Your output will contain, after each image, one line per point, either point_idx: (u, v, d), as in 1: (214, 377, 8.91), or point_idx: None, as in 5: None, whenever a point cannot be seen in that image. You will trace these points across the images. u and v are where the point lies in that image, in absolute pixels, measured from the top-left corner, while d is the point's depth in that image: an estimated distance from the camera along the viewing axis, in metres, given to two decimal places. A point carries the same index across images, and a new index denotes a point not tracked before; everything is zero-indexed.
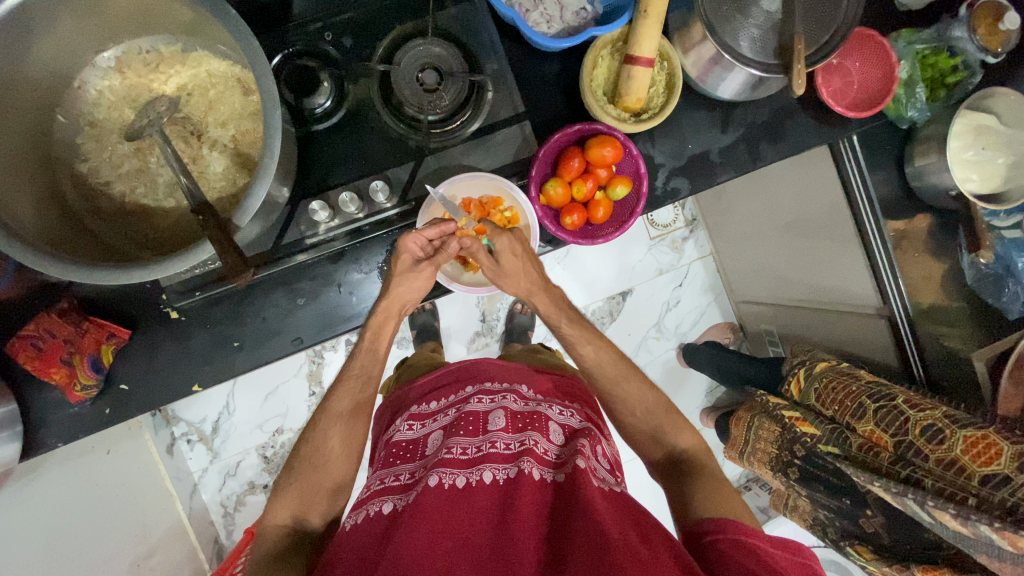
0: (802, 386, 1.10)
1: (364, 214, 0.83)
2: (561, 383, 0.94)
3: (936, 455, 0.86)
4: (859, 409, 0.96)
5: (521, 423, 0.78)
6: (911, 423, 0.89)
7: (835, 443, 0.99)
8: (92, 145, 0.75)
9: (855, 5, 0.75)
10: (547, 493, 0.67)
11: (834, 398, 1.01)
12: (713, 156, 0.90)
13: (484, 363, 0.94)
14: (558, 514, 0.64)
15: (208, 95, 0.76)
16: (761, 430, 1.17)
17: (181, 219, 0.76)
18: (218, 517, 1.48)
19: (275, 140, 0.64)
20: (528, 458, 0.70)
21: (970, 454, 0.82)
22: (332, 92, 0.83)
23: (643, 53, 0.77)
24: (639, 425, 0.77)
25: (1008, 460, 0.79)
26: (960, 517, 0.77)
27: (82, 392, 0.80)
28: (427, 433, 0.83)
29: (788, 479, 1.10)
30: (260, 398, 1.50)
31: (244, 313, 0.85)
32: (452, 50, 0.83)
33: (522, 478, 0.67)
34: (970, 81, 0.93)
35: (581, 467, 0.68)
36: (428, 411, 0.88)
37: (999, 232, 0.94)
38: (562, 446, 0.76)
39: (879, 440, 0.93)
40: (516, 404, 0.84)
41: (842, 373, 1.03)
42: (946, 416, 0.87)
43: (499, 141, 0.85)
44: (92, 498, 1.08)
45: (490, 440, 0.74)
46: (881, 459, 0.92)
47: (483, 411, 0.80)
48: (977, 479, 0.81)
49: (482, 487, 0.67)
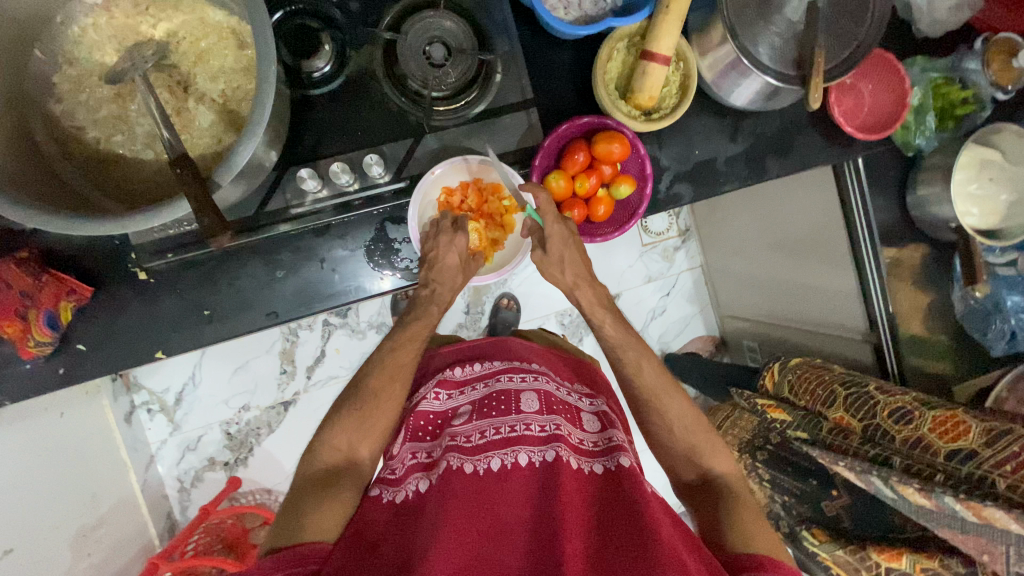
0: (776, 378, 1.07)
1: (356, 186, 0.80)
2: (573, 364, 0.93)
3: (902, 434, 0.85)
4: (831, 397, 0.95)
5: (555, 407, 0.78)
6: (880, 406, 0.88)
7: (803, 429, 0.97)
8: (68, 86, 0.70)
9: (878, 24, 0.73)
10: (585, 480, 0.69)
11: (806, 387, 1.00)
12: (719, 164, 0.88)
13: (514, 339, 0.93)
14: (599, 508, 0.67)
15: (199, 45, 0.71)
16: (738, 420, 1.17)
17: (160, 175, 0.71)
18: (174, 491, 1.43)
19: (268, 97, 0.60)
20: (563, 444, 0.71)
21: (937, 433, 0.82)
22: (333, 57, 0.79)
23: (661, 50, 0.74)
24: (664, 437, 0.76)
25: (978, 436, 0.79)
26: (924, 490, 0.78)
27: (36, 348, 0.75)
28: (457, 405, 0.83)
29: (753, 460, 1.12)
30: (228, 371, 1.45)
31: (218, 280, 0.81)
32: (463, 25, 0.78)
33: (560, 465, 0.68)
34: (980, 114, 0.93)
35: (625, 466, 0.70)
36: (456, 377, 0.86)
37: (995, 268, 0.97)
38: (596, 434, 0.78)
39: (847, 423, 0.92)
40: (550, 386, 0.81)
41: (816, 367, 1.02)
42: (916, 400, 0.86)
43: (505, 125, 0.83)
44: (44, 462, 1.02)
45: (525, 421, 0.74)
46: (850, 443, 0.90)
47: (515, 387, 0.79)
48: (944, 454, 0.80)
49: (517, 471, 0.69)
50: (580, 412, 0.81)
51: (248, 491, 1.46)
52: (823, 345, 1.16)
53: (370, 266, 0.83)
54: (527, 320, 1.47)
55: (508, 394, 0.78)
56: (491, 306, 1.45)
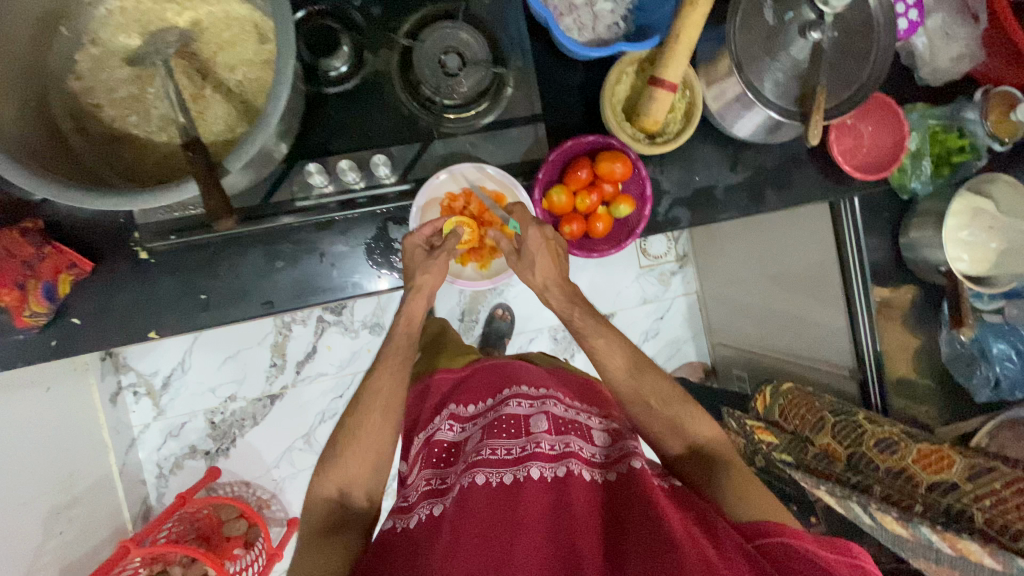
0: (767, 403, 1.09)
1: (362, 185, 0.81)
2: (582, 389, 0.90)
3: (886, 464, 0.86)
4: (819, 423, 0.96)
5: (566, 425, 0.76)
6: (867, 435, 0.88)
7: (790, 452, 0.98)
8: (90, 65, 0.71)
9: (879, 68, 0.76)
10: (598, 492, 0.68)
11: (796, 411, 1.01)
12: (718, 192, 0.90)
13: (524, 367, 0.91)
14: (613, 514, 0.64)
15: (222, 36, 0.73)
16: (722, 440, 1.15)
17: (171, 158, 0.73)
18: (151, 477, 1.42)
19: (284, 91, 0.61)
20: (575, 459, 0.70)
21: (920, 464, 0.83)
22: (349, 58, 0.80)
23: (669, 77, 0.76)
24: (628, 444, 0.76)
25: (960, 470, 0.80)
26: (903, 520, 0.79)
27: (30, 318, 0.75)
28: (469, 436, 0.81)
29: None
30: (218, 360, 1.45)
31: (217, 265, 0.82)
32: (479, 38, 0.80)
33: (572, 479, 0.67)
34: (975, 163, 0.95)
35: (636, 469, 0.67)
36: (469, 413, 0.85)
37: (982, 315, 0.97)
38: (607, 447, 0.75)
39: (834, 451, 0.92)
40: (559, 410, 0.79)
41: (807, 394, 1.03)
42: (902, 430, 0.87)
43: (513, 137, 0.85)
44: (23, 435, 1.02)
45: (535, 440, 0.73)
46: (833, 469, 0.91)
47: (524, 411, 0.78)
48: (925, 486, 0.82)
49: (530, 485, 0.67)
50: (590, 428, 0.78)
51: (227, 483, 1.46)
52: (810, 380, 1.17)
53: (369, 265, 0.84)
54: (520, 332, 1.47)
55: (517, 416, 0.76)
56: (485, 315, 1.46)
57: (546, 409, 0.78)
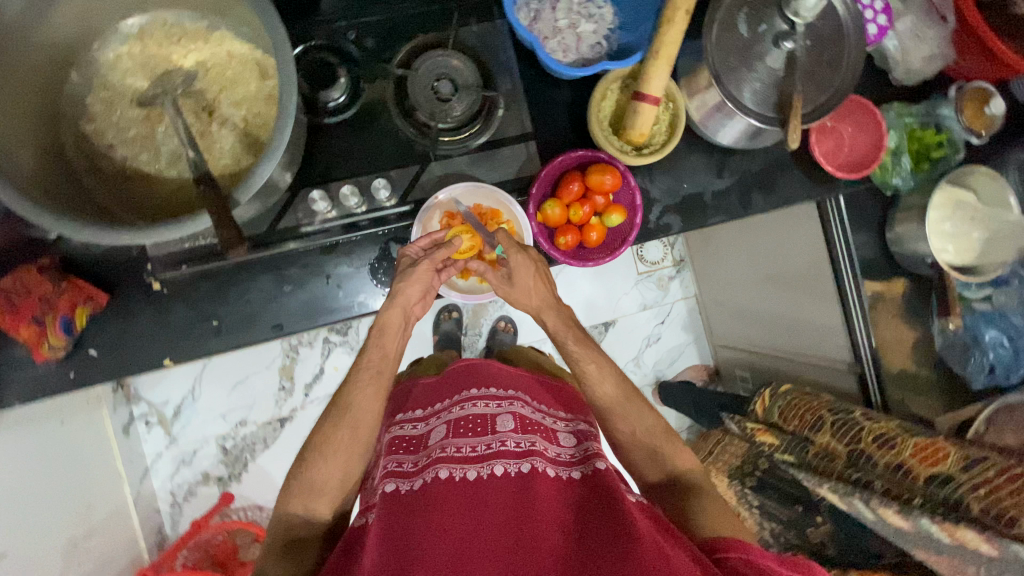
0: (767, 404, 1.07)
1: (363, 209, 0.85)
2: (554, 388, 0.94)
3: (885, 459, 0.83)
4: (817, 422, 0.94)
5: (531, 426, 0.79)
6: (865, 431, 0.87)
7: (790, 452, 0.97)
8: (101, 107, 0.75)
9: (851, 73, 0.79)
10: (564, 488, 0.70)
11: (794, 412, 0.99)
12: (707, 197, 0.93)
13: (494, 367, 0.92)
14: (578, 510, 0.67)
15: (226, 75, 0.77)
16: (729, 447, 1.16)
17: (181, 192, 0.76)
18: (166, 505, 1.44)
19: (287, 125, 0.65)
20: (539, 458, 0.72)
21: (917, 458, 0.80)
22: (347, 89, 0.84)
23: (651, 91, 0.80)
24: (631, 444, 0.77)
25: (955, 461, 0.77)
26: (903, 513, 0.78)
27: (49, 352, 0.79)
28: (432, 428, 0.82)
29: (742, 487, 1.08)
30: (228, 386, 1.47)
31: (227, 292, 0.85)
32: (469, 63, 0.85)
33: (537, 476, 0.69)
34: (955, 158, 0.98)
35: (601, 468, 0.72)
36: (432, 410, 0.87)
37: (971, 304, 0.99)
38: (572, 447, 0.78)
39: (833, 449, 0.91)
40: (525, 409, 0.83)
41: (805, 394, 1.01)
42: (899, 426, 0.85)
43: (506, 155, 0.89)
44: (41, 466, 1.05)
45: (500, 438, 0.74)
46: (835, 467, 0.90)
47: (490, 412, 0.80)
48: (923, 479, 0.79)
49: (496, 481, 0.68)
50: (556, 430, 0.82)
51: (240, 507, 1.47)
52: (811, 376, 1.19)
53: (374, 283, 0.87)
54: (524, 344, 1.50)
55: (482, 417, 0.79)
56: (488, 328, 1.49)
57: (512, 410, 0.81)
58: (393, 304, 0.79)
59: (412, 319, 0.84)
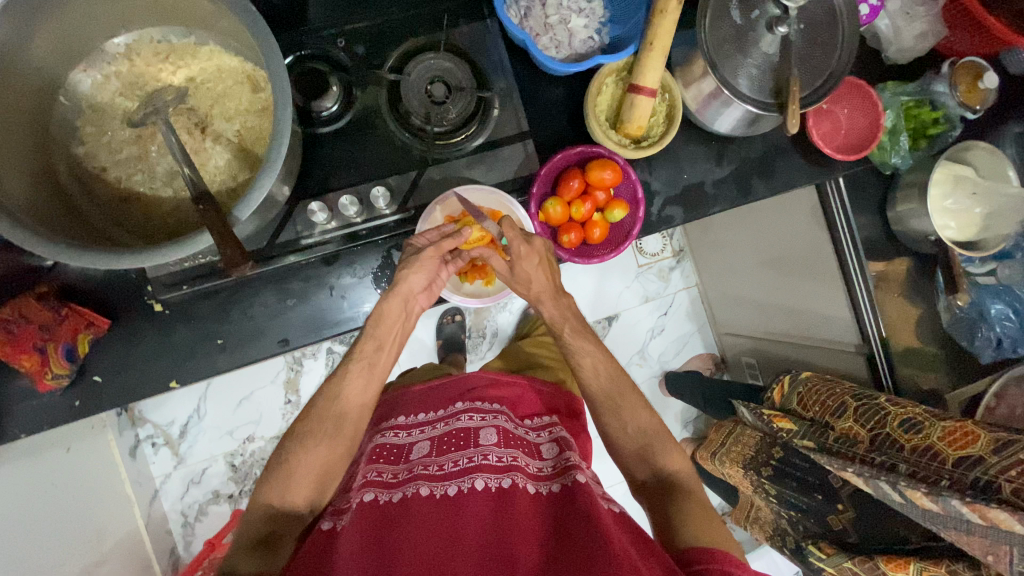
0: (785, 392, 1.05)
1: (362, 218, 0.84)
2: (546, 398, 0.94)
3: (911, 443, 0.82)
4: (840, 407, 0.92)
5: (512, 441, 0.78)
6: (890, 416, 0.85)
7: (810, 438, 0.92)
8: (92, 129, 0.74)
9: (847, 54, 0.79)
10: (541, 503, 0.70)
11: (816, 399, 0.97)
12: (707, 187, 0.93)
13: (479, 380, 0.92)
14: (554, 524, 0.66)
15: (217, 89, 0.75)
16: (740, 439, 1.11)
17: (178, 211, 0.75)
18: (177, 527, 1.42)
19: (285, 137, 0.64)
20: (519, 473, 0.72)
21: (946, 441, 0.79)
22: (340, 97, 0.83)
23: (647, 83, 0.80)
24: (624, 444, 0.76)
25: (984, 444, 0.76)
26: (932, 495, 0.73)
27: (53, 381, 0.77)
28: (415, 441, 0.81)
29: (758, 477, 1.02)
30: (233, 403, 1.46)
31: (231, 310, 0.84)
32: (461, 64, 0.84)
33: (516, 491, 0.69)
34: (951, 133, 0.98)
35: (579, 480, 0.70)
36: (415, 422, 0.86)
37: (976, 278, 0.99)
38: (553, 459, 0.78)
39: (855, 433, 0.88)
40: (508, 425, 0.82)
41: (825, 380, 0.99)
42: (925, 411, 0.84)
43: (504, 156, 0.88)
44: (48, 494, 1.03)
45: (482, 452, 0.74)
46: (857, 450, 0.85)
47: (474, 425, 0.80)
48: (951, 462, 0.77)
49: (474, 495, 0.68)
50: (537, 445, 0.82)
51: None
52: (818, 360, 1.19)
53: (375, 290, 0.86)
54: None
55: (466, 431, 0.79)
56: (492, 330, 1.48)
57: (496, 424, 0.81)
58: (393, 294, 0.78)
59: (409, 318, 0.83)
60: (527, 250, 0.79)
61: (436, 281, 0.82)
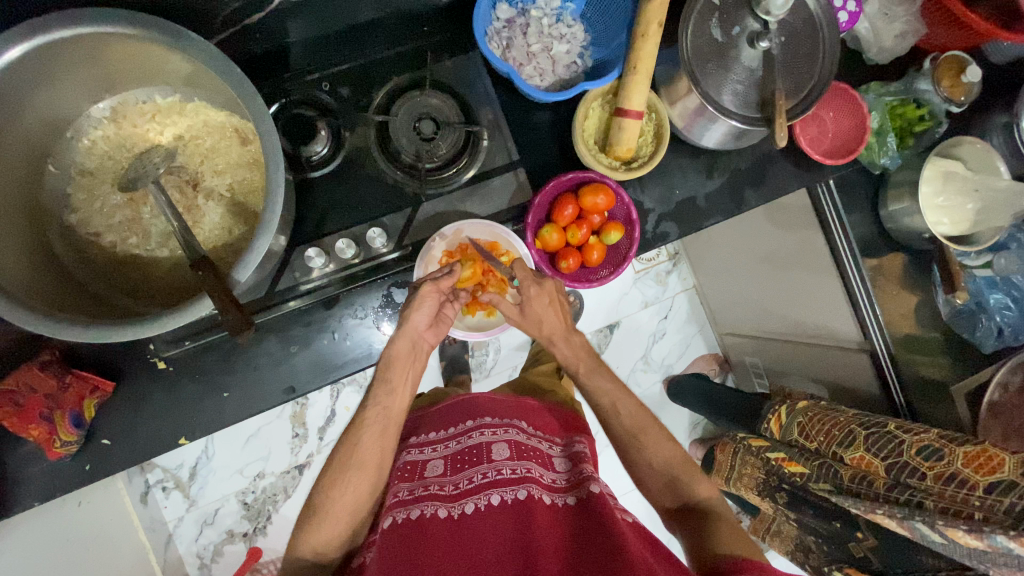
0: (783, 421, 1.02)
1: (360, 259, 0.84)
2: (560, 418, 0.93)
3: (934, 471, 0.78)
4: (848, 437, 0.88)
5: (526, 453, 0.76)
6: (907, 444, 0.82)
7: (825, 480, 0.89)
8: (83, 196, 0.74)
9: (830, 63, 0.80)
10: (560, 515, 0.68)
11: (817, 429, 0.93)
12: (700, 201, 0.93)
13: (488, 398, 0.90)
14: (575, 539, 0.64)
15: (204, 145, 0.75)
16: (746, 460, 1.11)
17: (176, 270, 0.75)
18: (194, 569, 1.41)
19: (279, 193, 0.64)
20: (535, 484, 0.70)
21: (971, 467, 0.75)
22: (330, 140, 0.84)
23: (633, 106, 0.80)
24: (656, 465, 0.76)
25: (1012, 467, 0.71)
26: (975, 531, 0.69)
27: (62, 448, 0.77)
28: (429, 458, 0.79)
29: (776, 503, 1.04)
30: (241, 441, 1.44)
31: (234, 361, 0.83)
32: (449, 101, 0.86)
33: (533, 502, 0.67)
34: (937, 130, 0.98)
35: (594, 492, 0.69)
36: (430, 438, 0.84)
37: (972, 271, 1.00)
38: (567, 473, 0.76)
39: (868, 465, 0.85)
40: (521, 437, 0.80)
41: (826, 409, 0.96)
42: (939, 436, 0.81)
43: (496, 186, 0.88)
44: (62, 550, 1.02)
45: (496, 466, 0.72)
46: (875, 488, 0.82)
47: (486, 440, 0.78)
48: (982, 488, 0.73)
49: (492, 511, 0.66)
50: (551, 456, 0.80)
51: (269, 561, 1.45)
52: (818, 359, 1.19)
53: (377, 329, 0.86)
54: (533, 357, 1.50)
55: (478, 446, 0.77)
56: (494, 348, 1.48)
57: (508, 437, 0.78)
58: (402, 335, 0.78)
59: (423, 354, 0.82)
60: (537, 291, 0.82)
61: (444, 316, 0.83)
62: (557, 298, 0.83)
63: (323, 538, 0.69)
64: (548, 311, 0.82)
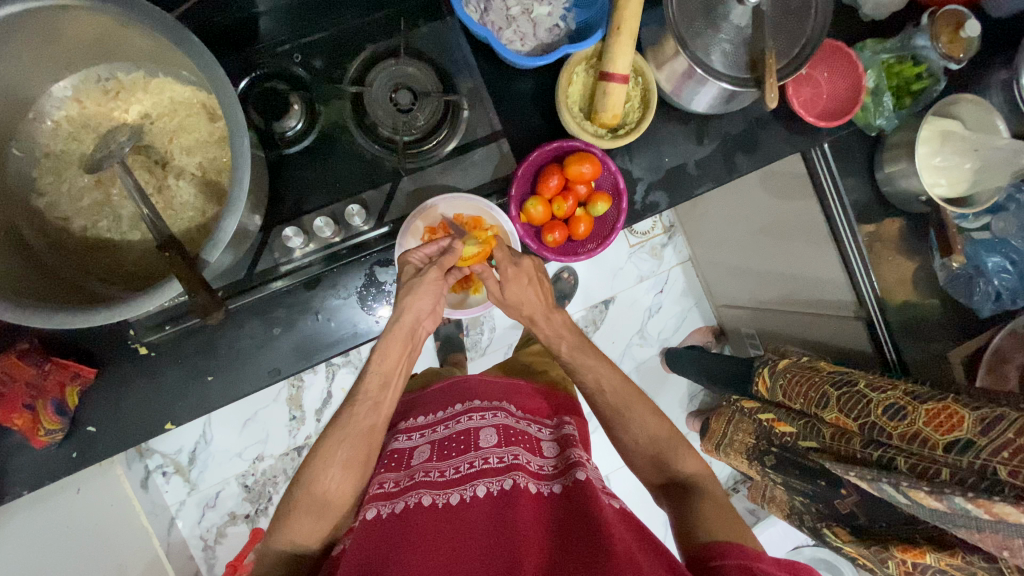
0: (768, 384, 1.00)
1: (340, 237, 0.81)
2: (551, 400, 0.92)
3: (898, 431, 0.76)
4: (822, 398, 0.86)
5: (512, 438, 0.75)
6: (873, 404, 0.80)
7: (811, 438, 0.89)
8: (50, 179, 0.72)
9: (823, 19, 0.76)
10: (545, 505, 0.67)
11: (798, 390, 0.91)
12: (690, 168, 0.90)
13: (477, 380, 0.90)
14: (560, 528, 0.63)
15: (172, 123, 0.73)
16: (740, 426, 1.12)
17: (148, 254, 0.73)
18: (197, 551, 1.42)
19: (244, 170, 0.61)
20: (521, 472, 0.69)
21: (932, 425, 0.73)
22: (303, 114, 0.81)
23: (618, 70, 0.77)
24: (641, 450, 0.75)
25: (972, 425, 0.71)
26: (935, 493, 0.69)
27: (47, 437, 0.77)
28: (416, 445, 0.78)
29: (763, 465, 1.02)
30: (237, 426, 1.44)
31: (218, 344, 0.82)
32: (426, 69, 0.82)
33: (518, 492, 0.66)
34: (936, 88, 0.94)
35: (580, 479, 0.68)
36: (419, 423, 0.83)
37: (970, 234, 0.98)
38: (555, 458, 0.76)
39: (845, 424, 0.83)
40: (508, 421, 0.79)
41: (803, 367, 0.94)
42: (905, 393, 0.78)
43: (478, 159, 0.85)
44: (63, 534, 1.03)
45: (483, 455, 0.71)
46: (852, 446, 0.81)
47: (473, 426, 0.77)
48: (942, 448, 0.72)
49: (476, 503, 0.65)
50: (540, 440, 0.79)
51: None
52: (813, 327, 1.18)
53: (363, 310, 0.84)
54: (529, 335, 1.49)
55: (466, 433, 0.76)
56: (489, 327, 1.47)
57: (496, 422, 0.77)
58: (404, 318, 0.77)
59: (425, 334, 0.81)
60: (515, 271, 0.79)
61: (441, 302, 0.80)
62: (537, 278, 0.80)
63: (313, 516, 0.69)
64: (527, 291, 0.80)
